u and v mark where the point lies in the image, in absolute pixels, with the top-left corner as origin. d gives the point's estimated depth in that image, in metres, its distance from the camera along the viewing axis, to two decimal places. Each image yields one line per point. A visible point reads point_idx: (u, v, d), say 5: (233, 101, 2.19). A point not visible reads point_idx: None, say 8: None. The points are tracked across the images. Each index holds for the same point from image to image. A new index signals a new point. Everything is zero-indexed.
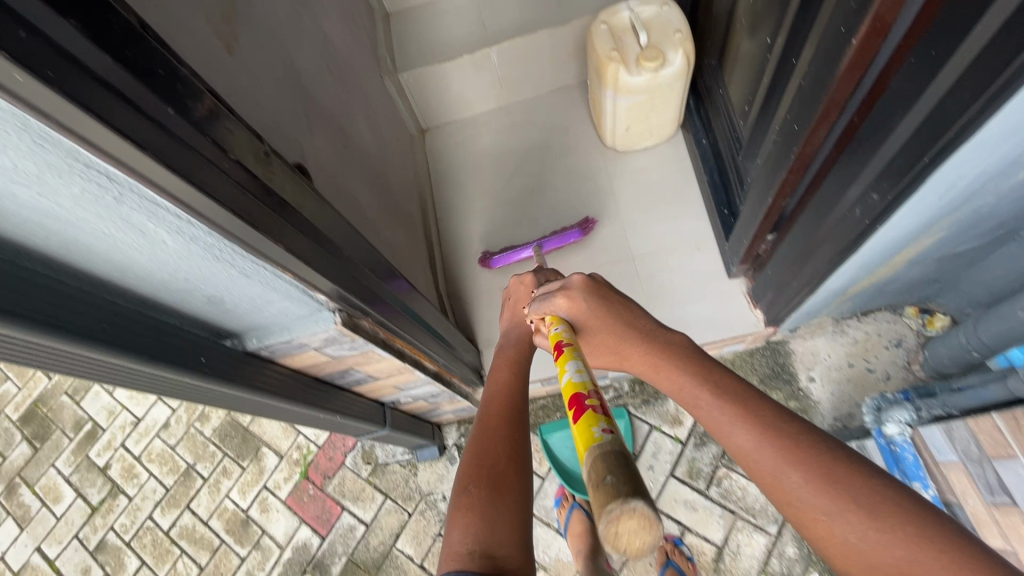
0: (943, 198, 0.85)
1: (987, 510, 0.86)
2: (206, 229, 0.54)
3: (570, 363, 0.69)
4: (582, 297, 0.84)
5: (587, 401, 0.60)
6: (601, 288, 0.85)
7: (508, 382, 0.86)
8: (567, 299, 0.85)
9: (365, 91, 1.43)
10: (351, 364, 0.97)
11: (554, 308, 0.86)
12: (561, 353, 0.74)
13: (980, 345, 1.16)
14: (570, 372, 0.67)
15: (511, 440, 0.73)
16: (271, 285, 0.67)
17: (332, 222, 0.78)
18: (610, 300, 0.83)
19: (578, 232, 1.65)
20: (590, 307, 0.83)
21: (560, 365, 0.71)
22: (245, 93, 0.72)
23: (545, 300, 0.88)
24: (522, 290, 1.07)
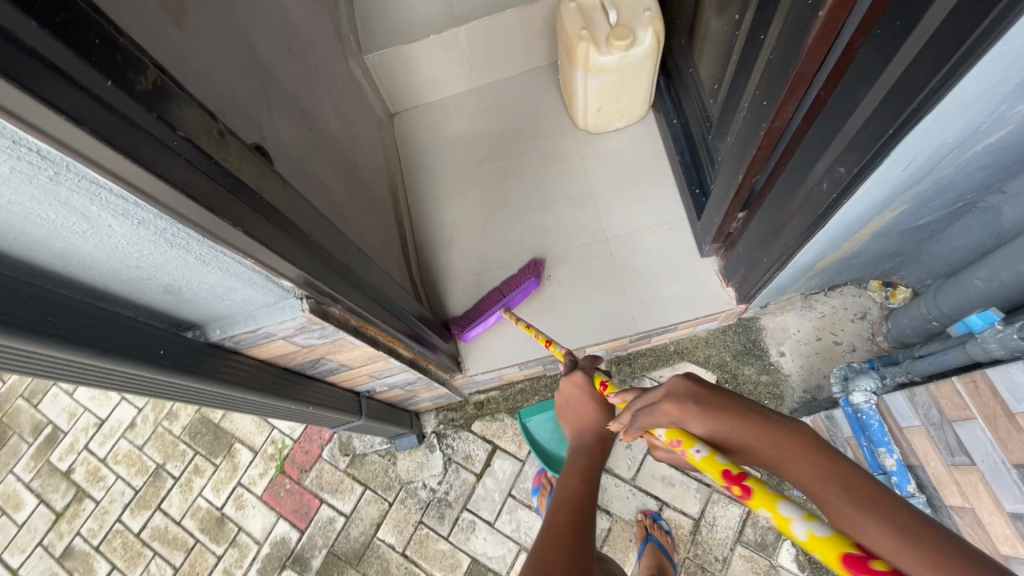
0: (906, 170, 0.87)
1: (948, 471, 0.89)
2: (155, 212, 0.51)
3: (785, 508, 0.50)
4: (688, 405, 0.67)
5: (875, 563, 0.43)
6: (702, 386, 0.68)
7: (580, 492, 0.84)
8: (669, 410, 0.68)
9: (328, 72, 1.37)
10: (323, 353, 0.94)
11: (655, 419, 0.69)
12: (747, 488, 0.54)
13: (940, 315, 1.20)
14: (800, 528, 0.48)
15: (577, 542, 0.71)
16: (232, 273, 0.64)
17: (295, 205, 0.74)
18: (720, 397, 0.66)
19: (535, 280, 1.56)
20: (702, 413, 0.65)
21: (767, 510, 0.52)
22: (197, 69, 0.68)
23: (645, 409, 0.72)
24: (579, 394, 1.03)
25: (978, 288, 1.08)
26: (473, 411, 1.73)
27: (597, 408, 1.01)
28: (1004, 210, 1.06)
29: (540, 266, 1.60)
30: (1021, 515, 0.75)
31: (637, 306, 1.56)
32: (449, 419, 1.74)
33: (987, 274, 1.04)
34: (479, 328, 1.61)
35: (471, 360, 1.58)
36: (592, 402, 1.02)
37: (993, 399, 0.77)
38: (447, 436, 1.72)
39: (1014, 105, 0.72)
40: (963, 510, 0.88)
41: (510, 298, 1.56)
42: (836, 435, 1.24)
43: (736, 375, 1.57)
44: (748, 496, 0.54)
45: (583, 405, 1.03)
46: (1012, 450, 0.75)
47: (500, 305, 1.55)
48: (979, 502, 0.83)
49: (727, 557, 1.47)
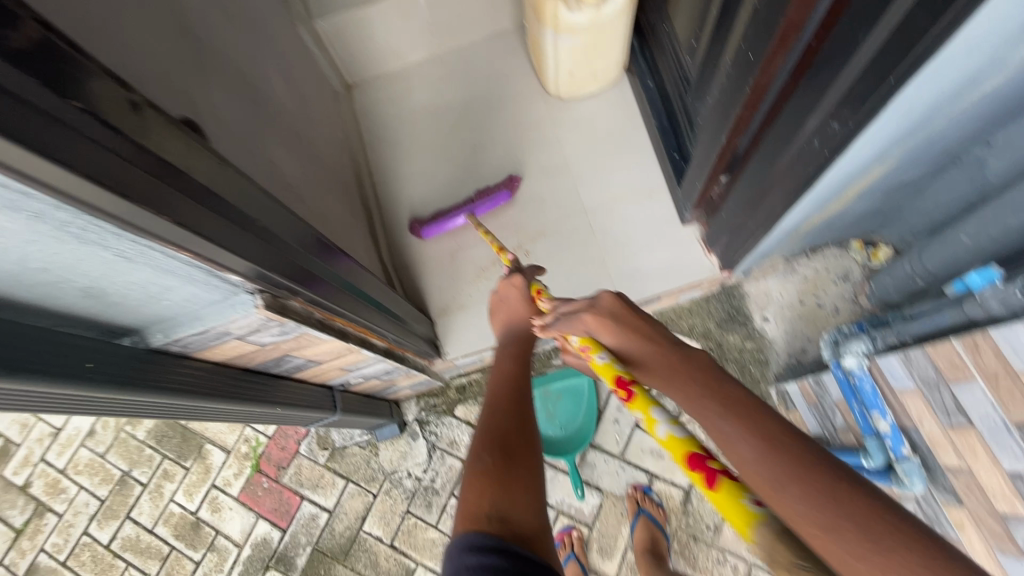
0: (901, 124, 0.82)
1: (943, 433, 0.88)
2: (53, 202, 0.41)
3: (654, 411, 0.64)
4: (610, 325, 0.79)
5: (711, 463, 0.55)
6: (626, 309, 0.81)
7: (514, 368, 0.89)
8: (588, 317, 0.81)
9: (274, 38, 1.24)
10: (287, 350, 0.86)
11: (582, 329, 0.81)
12: (631, 393, 0.68)
13: (924, 273, 1.18)
14: (659, 423, 0.62)
15: (522, 418, 0.77)
16: (166, 270, 0.55)
17: (238, 188, 0.65)
18: (637, 322, 0.78)
19: (507, 193, 1.55)
20: (616, 327, 0.78)
21: (638, 409, 0.66)
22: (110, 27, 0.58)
23: (569, 316, 0.84)
24: (513, 296, 1.03)
25: (965, 244, 1.05)
26: (456, 395, 1.67)
27: (529, 310, 1.01)
28: (988, 162, 1.02)
29: (516, 181, 1.57)
30: (1020, 474, 0.74)
31: (620, 278, 1.51)
32: (431, 404, 1.68)
33: (975, 229, 1.02)
34: (456, 311, 1.53)
35: (450, 344, 1.51)
36: (524, 304, 1.01)
37: (993, 358, 0.74)
38: (429, 423, 1.66)
39: (1018, 47, 0.67)
40: (959, 469, 0.87)
41: (476, 205, 1.55)
42: (824, 399, 1.24)
43: (721, 344, 1.56)
44: (630, 399, 0.68)
45: (514, 310, 1.03)
46: (1013, 411, 0.73)
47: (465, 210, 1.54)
48: (976, 461, 0.83)
49: (718, 525, 1.47)
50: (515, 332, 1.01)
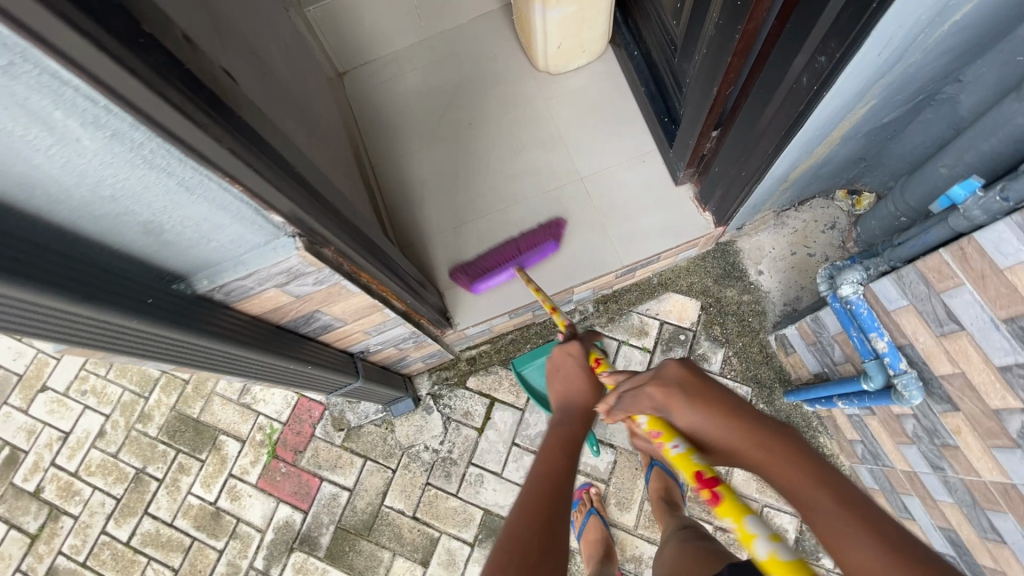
0: (881, 56, 0.88)
1: (936, 342, 0.95)
2: (130, 120, 0.44)
3: (751, 523, 0.56)
4: (680, 398, 0.77)
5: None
6: (695, 378, 0.79)
7: (561, 459, 0.85)
8: (656, 394, 0.79)
9: (272, 20, 1.27)
10: (317, 305, 0.89)
11: (649, 405, 0.79)
12: (716, 495, 0.62)
13: (907, 209, 1.25)
14: (758, 545, 0.54)
15: (553, 531, 0.72)
16: (218, 205, 0.58)
17: (272, 133, 0.68)
18: (705, 391, 0.77)
19: (553, 242, 1.55)
20: (687, 404, 0.77)
21: (729, 518, 0.59)
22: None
23: (633, 394, 0.82)
24: (572, 364, 1.01)
25: (943, 176, 1.13)
26: (467, 367, 1.71)
27: (588, 383, 0.99)
28: (961, 98, 1.11)
29: (559, 226, 1.58)
30: (1009, 365, 0.82)
31: (620, 240, 1.56)
32: (443, 378, 1.71)
33: (952, 160, 1.10)
34: (464, 282, 1.57)
35: (459, 314, 1.55)
36: (582, 373, 1.00)
37: (980, 262, 0.81)
38: (443, 396, 1.69)
39: None
40: (953, 376, 0.94)
41: (523, 257, 1.55)
42: (822, 335, 1.31)
43: (719, 299, 1.63)
44: (716, 502, 0.61)
45: (572, 377, 1.01)
46: (1001, 307, 0.80)
47: (512, 262, 1.53)
48: (968, 364, 0.90)
49: (729, 470, 1.54)
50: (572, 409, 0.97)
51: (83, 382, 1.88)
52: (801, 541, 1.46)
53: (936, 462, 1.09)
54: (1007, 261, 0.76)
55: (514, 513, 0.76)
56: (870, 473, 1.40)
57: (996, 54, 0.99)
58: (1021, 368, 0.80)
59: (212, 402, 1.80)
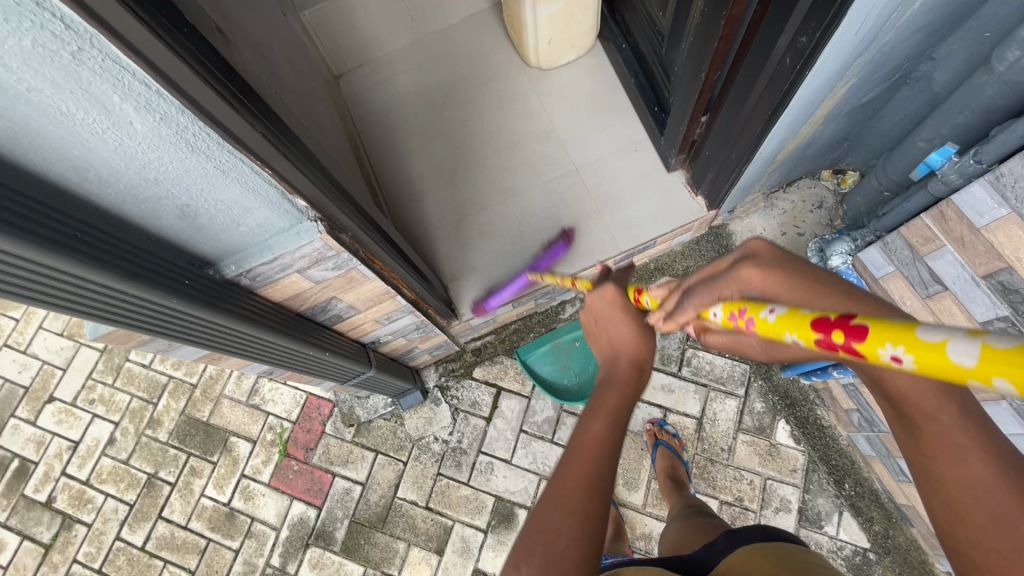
0: (858, 35, 0.94)
1: (922, 304, 1.00)
2: (177, 104, 0.48)
3: (932, 332, 0.36)
4: (778, 274, 0.66)
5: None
6: (783, 255, 0.68)
7: (607, 426, 0.73)
8: (746, 268, 0.68)
9: (273, 24, 1.31)
10: (335, 291, 0.92)
11: (737, 284, 0.68)
12: (859, 332, 0.41)
13: (890, 183, 1.31)
14: (962, 346, 0.34)
15: (584, 520, 0.62)
16: (250, 189, 0.62)
17: (291, 123, 0.72)
18: (807, 267, 0.66)
19: (564, 244, 1.60)
20: (787, 276, 0.65)
21: (898, 343, 0.38)
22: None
23: (707, 286, 0.74)
24: (609, 309, 0.92)
25: (922, 149, 1.19)
26: (472, 358, 1.75)
27: (632, 326, 0.89)
28: (935, 75, 1.17)
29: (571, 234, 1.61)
30: (991, 319, 0.87)
31: (617, 227, 1.61)
32: (449, 370, 1.75)
33: (929, 134, 1.15)
34: (467, 274, 1.61)
35: (464, 305, 1.58)
36: (625, 317, 0.90)
37: (959, 223, 0.86)
38: (450, 388, 1.73)
39: None
40: None
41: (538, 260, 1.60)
42: None
43: None
44: (861, 338, 0.41)
45: (611, 319, 0.92)
46: (981, 264, 0.85)
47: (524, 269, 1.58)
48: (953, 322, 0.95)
49: (732, 446, 1.59)
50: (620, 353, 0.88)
51: (90, 391, 1.89)
52: (804, 510, 1.51)
53: None
54: (984, 220, 0.82)
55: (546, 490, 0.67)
56: (867, 442, 1.45)
57: (966, 31, 1.05)
58: (1002, 321, 0.85)
59: (220, 405, 1.82)
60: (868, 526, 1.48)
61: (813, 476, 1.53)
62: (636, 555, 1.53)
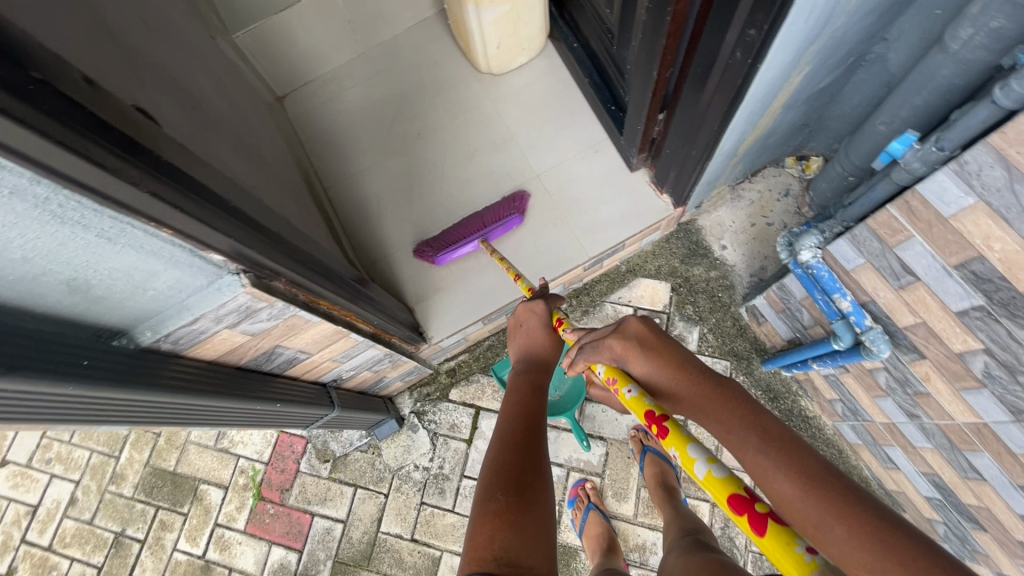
0: (808, 24, 0.90)
1: (896, 295, 0.97)
2: (27, 175, 0.41)
3: (694, 452, 0.62)
4: (637, 350, 0.82)
5: (758, 507, 0.54)
6: (654, 337, 0.83)
7: (530, 402, 0.91)
8: (614, 343, 0.84)
9: (197, 50, 1.22)
10: (277, 340, 0.85)
11: (609, 355, 0.84)
12: (665, 431, 0.66)
13: (854, 168, 1.29)
14: (702, 465, 0.60)
15: (533, 459, 0.78)
16: (147, 251, 0.55)
17: (201, 169, 0.64)
18: (664, 348, 0.81)
19: (517, 215, 1.54)
20: (643, 356, 0.81)
21: (672, 446, 0.65)
22: (50, 19, 0.57)
23: (594, 345, 0.87)
24: (534, 320, 1.03)
25: (882, 133, 1.16)
26: (447, 379, 1.68)
27: (549, 337, 1.02)
28: (890, 55, 1.14)
29: (523, 199, 1.57)
30: (967, 309, 0.84)
31: (583, 232, 1.56)
32: (425, 394, 1.68)
33: (888, 117, 1.13)
34: (432, 295, 1.54)
35: (432, 328, 1.52)
36: (545, 332, 1.02)
37: (926, 213, 0.83)
38: (427, 412, 1.66)
39: None
40: (915, 326, 0.97)
41: (488, 230, 1.51)
42: (790, 302, 1.33)
43: (688, 279, 1.65)
44: (663, 434, 0.66)
45: (534, 332, 1.04)
46: (951, 255, 0.82)
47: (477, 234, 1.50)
48: (928, 312, 0.92)
49: None
50: (534, 359, 1.02)
51: (46, 450, 1.78)
52: None
53: (911, 410, 1.12)
54: (951, 210, 0.78)
55: (493, 447, 0.81)
56: (852, 430, 1.43)
57: (917, 11, 1.03)
58: (977, 310, 0.83)
59: (187, 451, 1.73)
60: None
61: None
62: (631, 567, 1.49)
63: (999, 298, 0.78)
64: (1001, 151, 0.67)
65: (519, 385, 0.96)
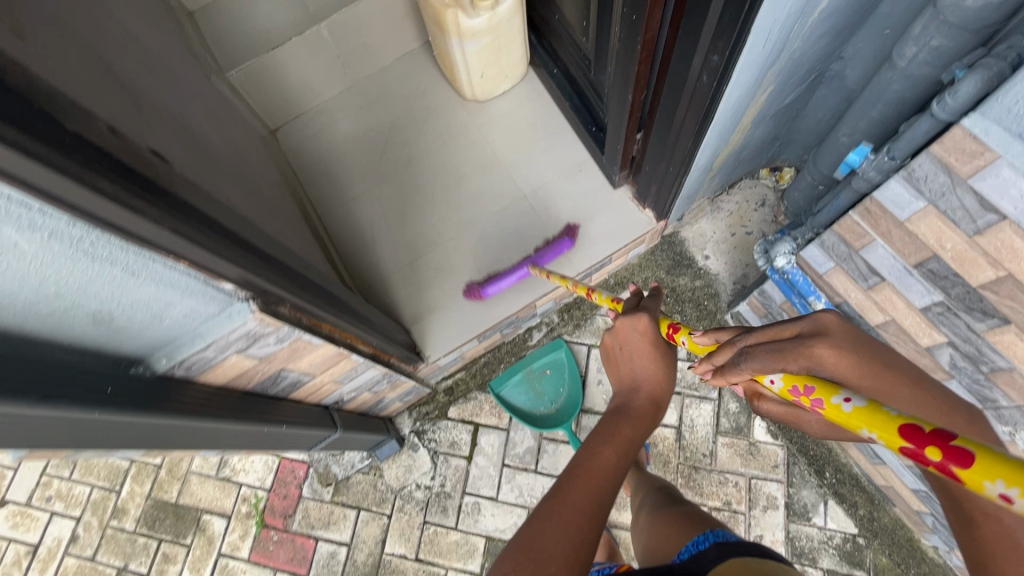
0: (766, 48, 0.98)
1: (866, 296, 1.03)
2: (66, 219, 0.47)
3: None
4: (846, 352, 0.66)
5: None
6: (851, 334, 0.68)
7: (608, 466, 0.75)
8: (821, 346, 0.65)
9: (195, 90, 1.28)
10: (282, 363, 0.89)
11: (809, 359, 0.65)
12: (974, 458, 0.41)
13: (823, 178, 1.36)
14: None
15: (574, 549, 0.64)
16: (167, 283, 0.60)
17: (210, 204, 0.69)
18: (868, 350, 0.67)
19: (568, 241, 1.60)
20: (857, 359, 0.65)
21: (1014, 485, 0.39)
22: (70, 74, 0.62)
23: (779, 348, 0.67)
24: (636, 339, 0.91)
25: (845, 144, 1.24)
26: (445, 398, 1.71)
27: (659, 363, 0.89)
28: (847, 72, 1.23)
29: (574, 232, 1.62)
30: (929, 305, 0.90)
31: (571, 248, 1.61)
32: (424, 414, 1.71)
33: (850, 129, 1.21)
34: (427, 315, 1.59)
35: (429, 347, 1.56)
36: (654, 353, 0.89)
37: (883, 219, 0.89)
38: (427, 431, 1.69)
39: None
40: (886, 324, 1.03)
41: (539, 256, 1.58)
42: (771, 307, 1.39)
43: (675, 289, 1.70)
44: (965, 463, 0.42)
45: (640, 355, 0.91)
46: (910, 255, 0.88)
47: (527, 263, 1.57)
48: (896, 310, 0.98)
49: (713, 450, 1.59)
50: (635, 395, 0.89)
51: (45, 488, 1.77)
52: (791, 505, 1.52)
53: None
54: (905, 213, 0.84)
55: (542, 511, 0.69)
56: None
57: (867, 30, 1.12)
58: (938, 306, 0.89)
59: (189, 482, 1.73)
60: (853, 511, 1.50)
61: (794, 469, 1.55)
62: None
63: (956, 293, 0.84)
64: (941, 159, 0.74)
65: (603, 434, 0.81)
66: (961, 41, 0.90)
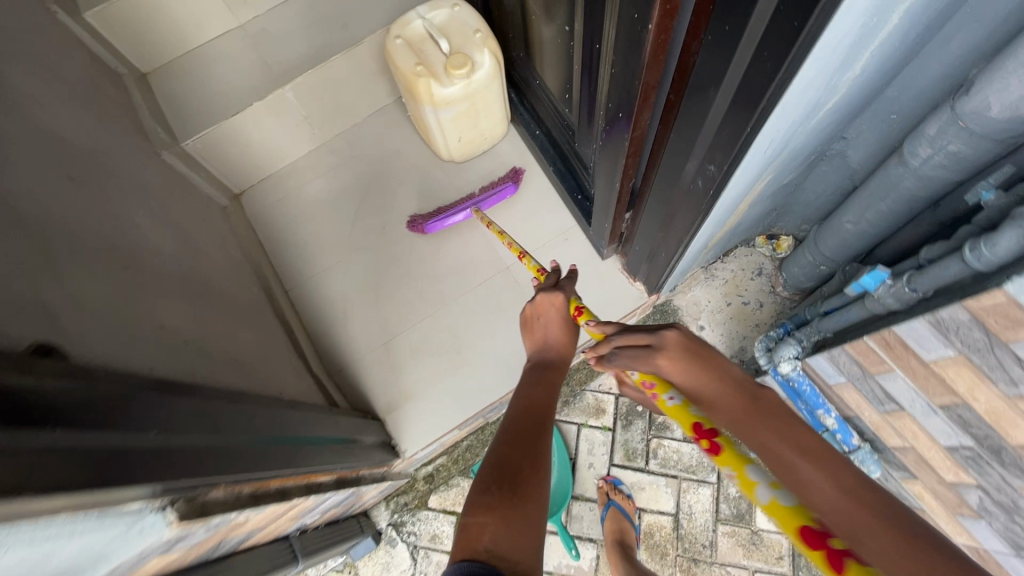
0: (767, 152, 0.88)
1: (881, 416, 0.94)
2: None
3: (754, 471, 0.51)
4: (678, 359, 0.67)
5: (834, 541, 0.45)
6: (694, 347, 0.69)
7: (542, 395, 0.85)
8: (656, 358, 0.68)
9: (138, 179, 1.15)
10: (219, 538, 0.76)
11: (643, 364, 0.68)
12: (717, 445, 0.55)
13: (824, 259, 1.28)
14: (763, 493, 0.50)
15: (534, 457, 0.73)
16: (59, 535, 0.45)
17: (110, 400, 0.58)
18: (706, 360, 0.67)
19: (512, 185, 1.60)
20: (690, 369, 0.67)
21: (733, 468, 0.53)
22: None
23: (631, 354, 0.70)
24: (553, 313, 0.97)
25: (850, 231, 1.15)
26: (426, 486, 1.59)
27: (567, 334, 0.97)
28: (849, 153, 1.14)
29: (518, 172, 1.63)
30: (956, 447, 0.80)
31: None
32: (402, 503, 1.58)
33: (855, 217, 1.11)
34: (404, 403, 1.47)
35: (405, 441, 1.44)
36: (563, 327, 0.96)
37: (904, 352, 0.80)
38: (405, 523, 1.56)
39: (842, 75, 0.75)
40: (905, 449, 0.93)
41: (482, 197, 1.59)
42: None
43: None
44: (716, 452, 0.55)
45: (553, 323, 0.97)
46: (935, 395, 0.78)
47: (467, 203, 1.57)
48: (916, 439, 0.89)
49: (713, 541, 1.48)
50: (550, 352, 0.96)
51: None
52: None
53: None
54: (931, 356, 0.75)
55: (494, 442, 0.76)
56: None
57: (872, 115, 1.02)
58: (966, 449, 0.79)
59: None
60: None
61: (800, 562, 1.45)
62: None
63: (988, 444, 0.74)
64: (977, 317, 0.64)
65: (531, 379, 0.90)
66: (983, 150, 0.81)
